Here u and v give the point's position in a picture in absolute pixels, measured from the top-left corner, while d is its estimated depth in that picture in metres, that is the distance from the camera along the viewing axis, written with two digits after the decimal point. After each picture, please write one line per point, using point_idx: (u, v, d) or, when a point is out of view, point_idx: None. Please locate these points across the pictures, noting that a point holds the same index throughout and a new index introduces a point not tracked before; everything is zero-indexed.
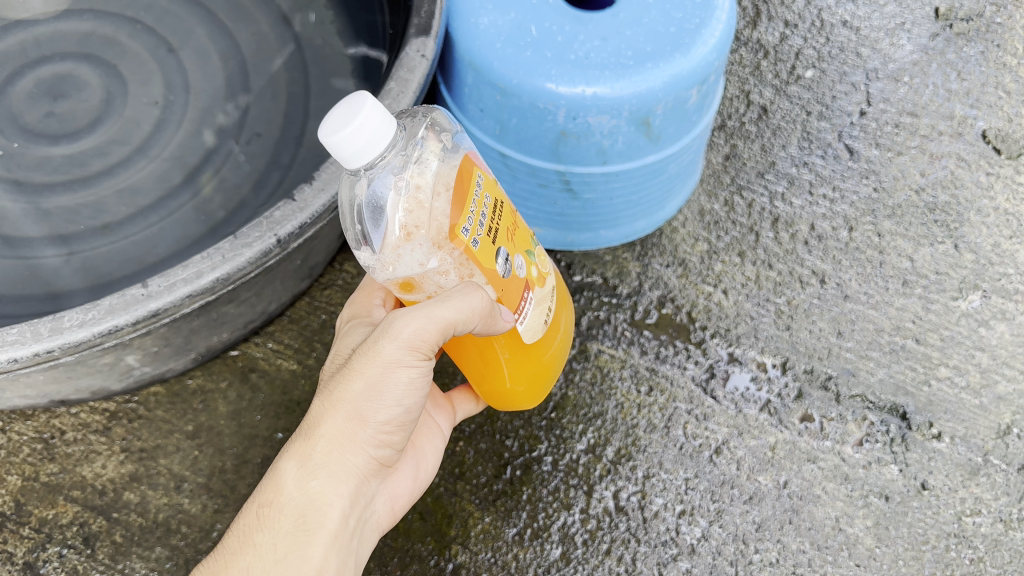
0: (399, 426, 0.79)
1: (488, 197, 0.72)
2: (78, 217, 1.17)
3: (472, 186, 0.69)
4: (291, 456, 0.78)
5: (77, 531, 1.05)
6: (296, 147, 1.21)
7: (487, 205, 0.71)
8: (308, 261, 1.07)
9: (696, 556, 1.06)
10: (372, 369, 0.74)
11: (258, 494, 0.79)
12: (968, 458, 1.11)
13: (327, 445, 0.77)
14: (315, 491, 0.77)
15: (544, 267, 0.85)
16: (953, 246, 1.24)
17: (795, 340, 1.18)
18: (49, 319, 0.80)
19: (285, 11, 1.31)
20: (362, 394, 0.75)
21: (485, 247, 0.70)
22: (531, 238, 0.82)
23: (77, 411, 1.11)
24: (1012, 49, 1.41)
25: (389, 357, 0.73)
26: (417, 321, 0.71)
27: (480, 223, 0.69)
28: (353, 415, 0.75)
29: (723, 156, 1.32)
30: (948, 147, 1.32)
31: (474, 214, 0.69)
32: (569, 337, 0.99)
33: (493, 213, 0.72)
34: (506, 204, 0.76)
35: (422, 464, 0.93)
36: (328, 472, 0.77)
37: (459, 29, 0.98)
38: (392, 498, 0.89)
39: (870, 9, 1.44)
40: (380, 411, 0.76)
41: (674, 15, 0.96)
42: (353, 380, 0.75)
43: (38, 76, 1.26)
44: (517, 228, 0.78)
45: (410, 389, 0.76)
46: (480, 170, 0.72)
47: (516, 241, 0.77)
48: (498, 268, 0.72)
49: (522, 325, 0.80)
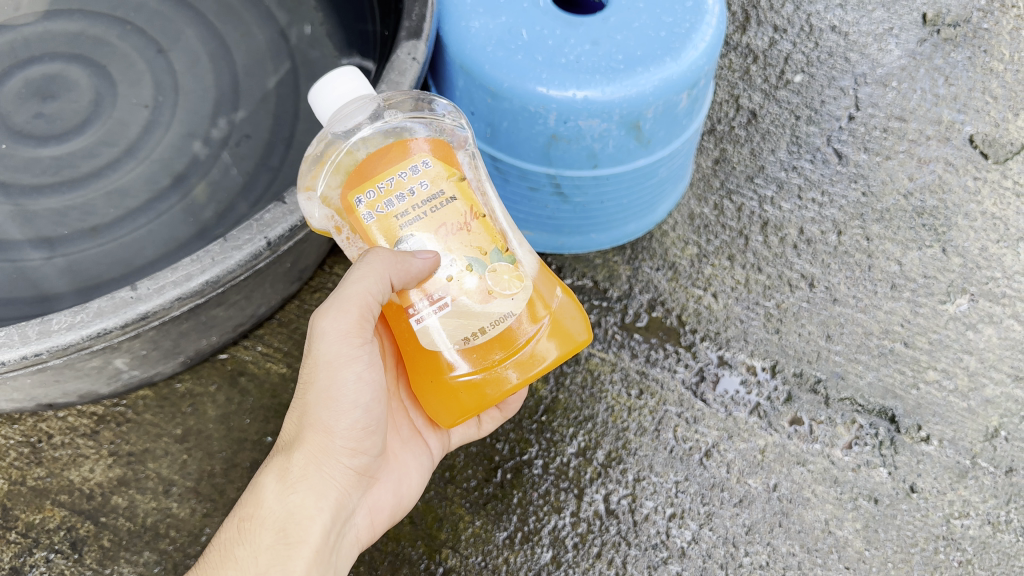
0: (365, 431, 0.80)
1: (426, 184, 0.75)
2: (66, 219, 1.16)
3: (401, 167, 0.75)
4: (270, 471, 0.80)
5: (64, 535, 1.05)
6: (286, 149, 1.21)
7: (411, 189, 0.75)
8: (298, 264, 1.07)
9: (686, 558, 1.06)
10: (319, 374, 0.77)
11: (241, 510, 0.80)
12: (956, 461, 1.12)
13: (303, 458, 0.79)
14: (295, 504, 0.78)
15: (499, 285, 0.77)
16: (941, 249, 1.25)
17: (784, 343, 1.18)
18: (36, 321, 0.79)
19: (275, 14, 1.31)
20: (317, 399, 0.77)
21: (386, 225, 0.75)
22: (496, 248, 0.78)
23: (65, 415, 1.11)
24: (999, 54, 1.42)
25: (330, 356, 0.77)
26: (338, 308, 0.76)
27: (386, 201, 0.74)
28: (314, 423, 0.78)
29: (712, 161, 1.32)
30: (936, 152, 1.33)
31: (383, 191, 0.74)
32: (559, 326, 0.85)
33: (422, 200, 0.75)
34: (461, 202, 0.77)
35: (405, 479, 0.91)
36: (305, 485, 0.78)
37: (450, 33, 0.98)
38: (374, 512, 0.87)
39: (859, 15, 1.45)
40: (339, 415, 0.78)
41: (664, 19, 0.96)
42: (308, 389, 0.78)
43: (27, 77, 1.26)
44: (469, 230, 0.77)
45: (361, 385, 0.78)
46: (432, 159, 0.76)
47: (455, 239, 0.76)
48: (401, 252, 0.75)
49: (421, 322, 0.77)
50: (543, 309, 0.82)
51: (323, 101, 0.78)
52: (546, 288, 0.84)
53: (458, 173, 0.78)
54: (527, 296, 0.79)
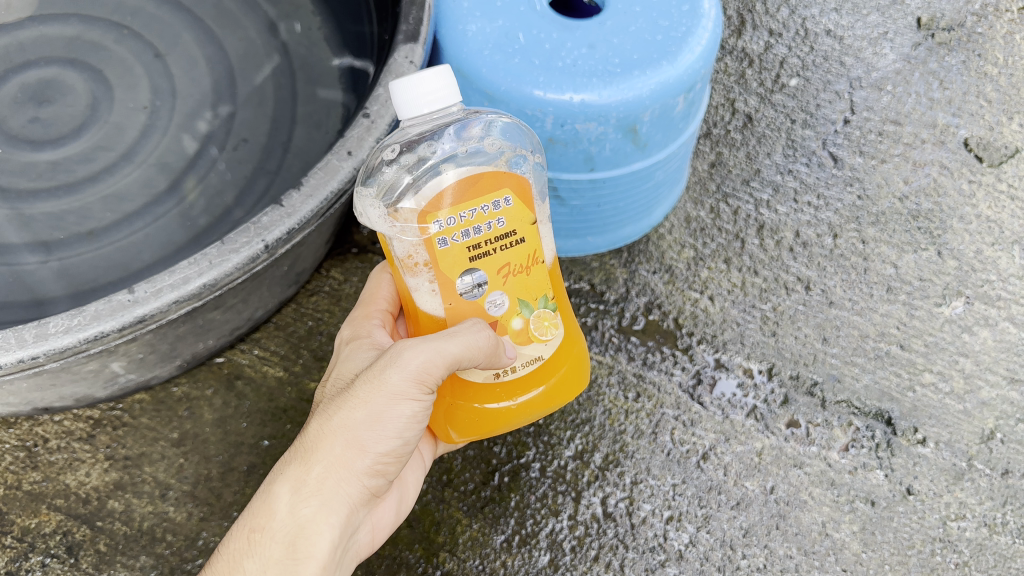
0: (395, 458, 0.80)
1: (502, 222, 0.76)
2: (63, 223, 1.16)
3: (484, 201, 0.75)
4: (284, 480, 0.78)
5: (60, 540, 1.04)
6: (283, 152, 1.21)
7: (488, 224, 0.75)
8: (295, 267, 1.07)
9: (684, 561, 1.06)
10: (376, 398, 0.76)
11: (248, 517, 0.78)
12: (953, 463, 1.12)
13: (323, 472, 0.77)
14: (307, 518, 0.77)
15: (538, 331, 0.80)
16: (936, 252, 1.26)
17: (781, 346, 1.18)
18: (34, 325, 0.79)
19: (272, 18, 1.31)
20: (362, 423, 0.76)
21: (456, 254, 0.74)
22: (543, 295, 0.80)
23: (60, 419, 1.11)
24: (993, 58, 1.43)
25: (394, 387, 0.75)
26: (428, 354, 0.73)
27: (462, 231, 0.74)
28: (352, 444, 0.77)
29: (708, 164, 1.33)
30: (931, 155, 1.33)
31: (461, 221, 0.74)
32: (574, 368, 0.87)
33: (494, 237, 0.75)
34: (527, 246, 0.77)
35: (405, 495, 0.94)
36: (321, 500, 0.77)
37: (447, 36, 0.98)
38: (372, 527, 0.89)
39: (854, 19, 1.46)
40: (379, 441, 0.77)
41: (660, 23, 0.96)
42: (356, 409, 0.76)
43: (23, 81, 1.26)
44: (529, 274, 0.78)
45: (411, 422, 0.78)
46: (515, 198, 0.76)
47: (512, 282, 0.77)
48: (461, 283, 0.76)
49: None
50: (567, 358, 0.85)
51: (410, 97, 0.73)
52: (572, 337, 0.86)
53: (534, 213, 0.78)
54: (556, 346, 0.82)
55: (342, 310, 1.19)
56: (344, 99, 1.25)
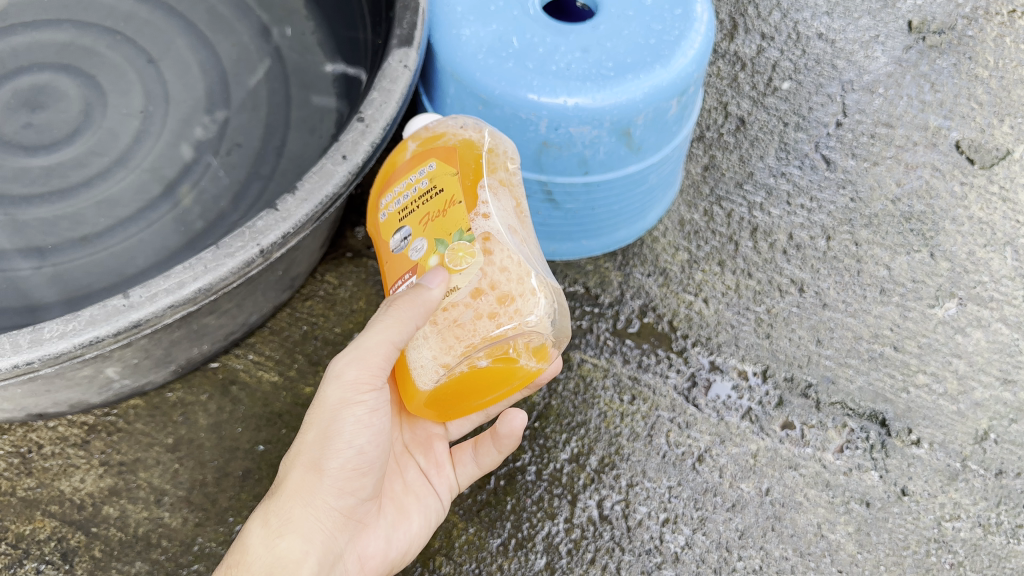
0: (356, 471, 0.82)
1: (424, 181, 0.84)
2: (55, 229, 1.15)
3: (412, 172, 0.86)
4: (259, 517, 0.81)
5: (55, 546, 1.03)
6: (277, 157, 1.21)
7: (415, 186, 0.85)
8: (290, 271, 1.08)
9: (680, 564, 1.06)
10: (322, 414, 0.80)
11: (228, 559, 0.81)
12: (947, 464, 1.12)
13: (291, 499, 0.80)
14: (283, 550, 0.79)
15: (454, 263, 0.80)
16: (929, 254, 1.26)
17: (775, 348, 1.19)
18: (28, 330, 0.79)
19: (265, 24, 1.32)
20: (314, 441, 0.80)
21: (390, 220, 0.87)
22: (458, 229, 0.80)
23: (55, 425, 1.10)
24: (983, 61, 1.44)
25: (334, 400, 0.79)
26: (356, 356, 0.79)
27: (394, 202, 0.87)
28: (309, 465, 0.80)
29: (702, 167, 1.33)
30: (924, 157, 1.34)
31: (396, 193, 0.87)
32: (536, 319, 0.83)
33: (419, 196, 0.84)
34: (446, 194, 0.82)
35: (399, 526, 0.92)
36: (293, 530, 0.80)
37: (441, 40, 0.99)
38: (362, 558, 0.87)
39: (845, 22, 1.47)
40: (332, 454, 0.79)
41: (653, 27, 0.97)
42: (307, 431, 0.81)
43: (16, 87, 1.26)
44: (443, 216, 0.81)
45: (358, 428, 0.80)
46: (438, 162, 0.84)
47: (428, 227, 0.82)
48: (393, 241, 0.86)
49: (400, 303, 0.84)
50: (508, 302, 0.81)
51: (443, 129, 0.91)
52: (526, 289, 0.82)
53: (455, 168, 0.83)
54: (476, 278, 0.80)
55: (337, 314, 1.19)
56: (337, 104, 1.26)
